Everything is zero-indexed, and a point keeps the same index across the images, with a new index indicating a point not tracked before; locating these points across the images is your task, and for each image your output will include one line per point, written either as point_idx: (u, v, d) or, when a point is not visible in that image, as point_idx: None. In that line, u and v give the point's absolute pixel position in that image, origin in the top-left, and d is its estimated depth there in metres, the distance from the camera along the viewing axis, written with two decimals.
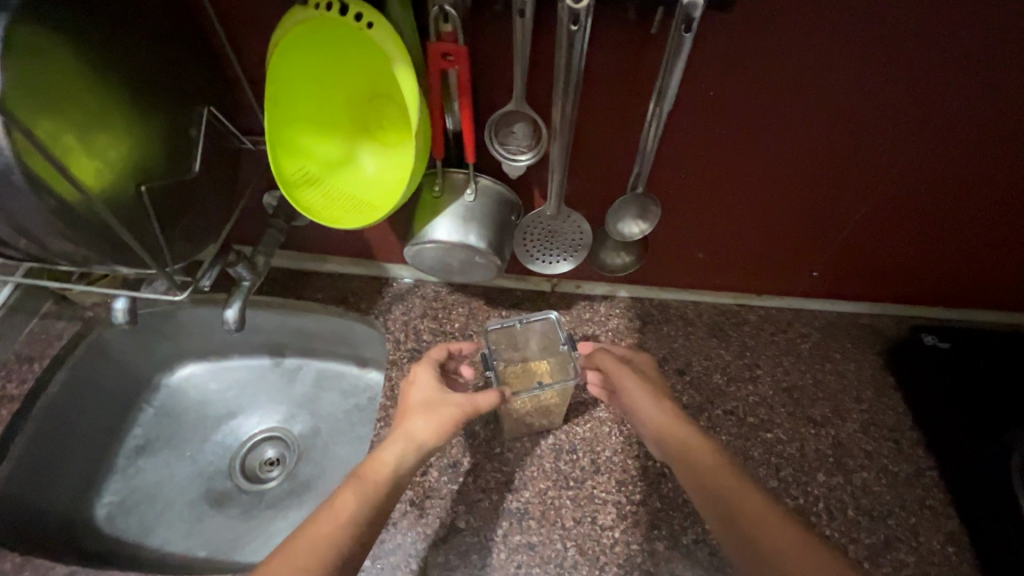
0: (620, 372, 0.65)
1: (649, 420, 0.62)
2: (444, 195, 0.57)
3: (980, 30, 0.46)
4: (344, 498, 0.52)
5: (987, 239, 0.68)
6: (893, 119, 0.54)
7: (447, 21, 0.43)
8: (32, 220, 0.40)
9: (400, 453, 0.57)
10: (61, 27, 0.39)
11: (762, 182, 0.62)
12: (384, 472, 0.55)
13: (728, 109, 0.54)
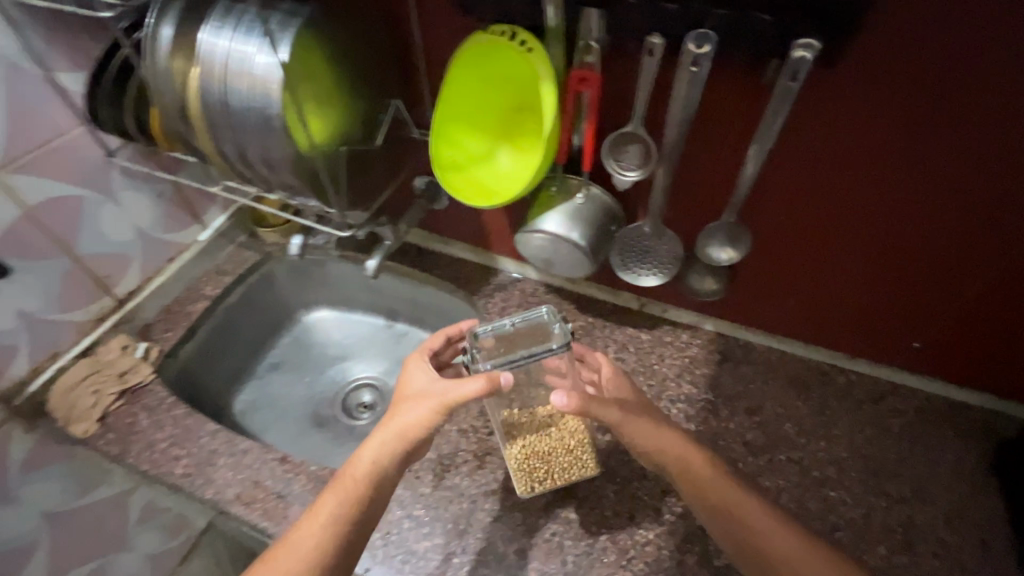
0: (608, 411, 0.60)
1: (647, 446, 0.61)
2: (559, 194, 0.68)
3: None
4: (324, 501, 0.58)
5: None
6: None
7: (590, 54, 0.54)
8: (276, 158, 0.57)
9: (381, 455, 0.60)
10: (327, 30, 0.56)
11: (880, 235, 0.62)
12: (363, 469, 0.59)
13: (862, 150, 0.56)
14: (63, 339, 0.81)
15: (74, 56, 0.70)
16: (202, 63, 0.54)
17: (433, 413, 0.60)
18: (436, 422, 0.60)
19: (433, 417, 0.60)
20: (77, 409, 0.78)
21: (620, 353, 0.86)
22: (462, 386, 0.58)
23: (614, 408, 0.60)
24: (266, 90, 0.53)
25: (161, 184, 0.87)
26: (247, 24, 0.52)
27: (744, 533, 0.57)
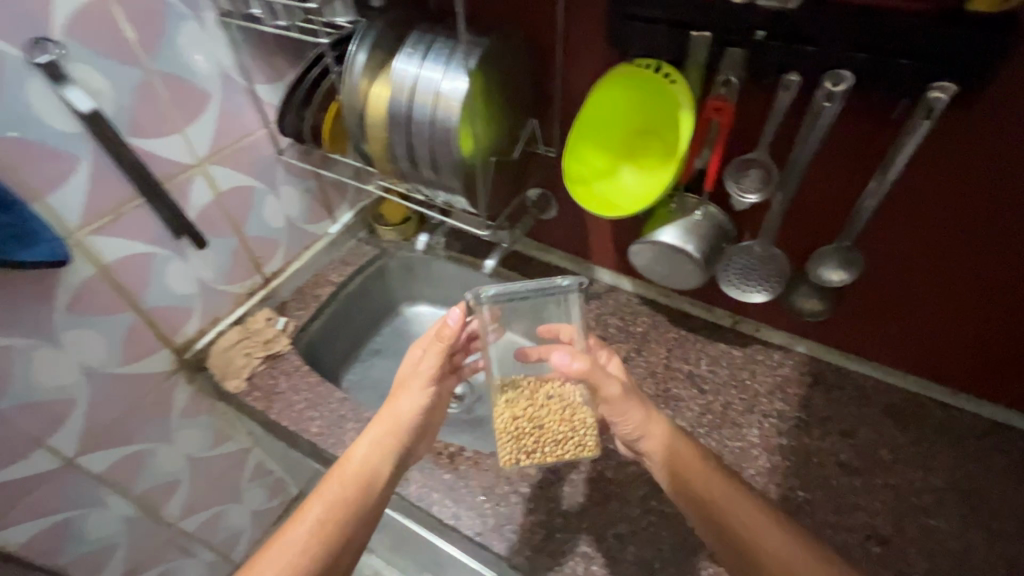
0: (608, 381, 0.63)
1: (639, 433, 0.64)
2: (677, 210, 0.74)
3: None
4: (311, 505, 0.64)
5: None
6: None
7: (726, 87, 0.61)
8: (444, 162, 0.67)
9: (375, 448, 0.69)
10: (499, 58, 0.67)
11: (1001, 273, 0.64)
12: (354, 466, 0.67)
13: (998, 189, 0.58)
14: (223, 308, 0.92)
15: (268, 71, 0.83)
16: (396, 83, 0.65)
17: (420, 397, 0.72)
18: (421, 397, 0.72)
19: (420, 396, 0.72)
20: (232, 366, 0.90)
21: (712, 366, 0.89)
22: (437, 359, 0.72)
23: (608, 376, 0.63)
24: (449, 104, 0.63)
25: (310, 181, 1.00)
26: (436, 53, 0.64)
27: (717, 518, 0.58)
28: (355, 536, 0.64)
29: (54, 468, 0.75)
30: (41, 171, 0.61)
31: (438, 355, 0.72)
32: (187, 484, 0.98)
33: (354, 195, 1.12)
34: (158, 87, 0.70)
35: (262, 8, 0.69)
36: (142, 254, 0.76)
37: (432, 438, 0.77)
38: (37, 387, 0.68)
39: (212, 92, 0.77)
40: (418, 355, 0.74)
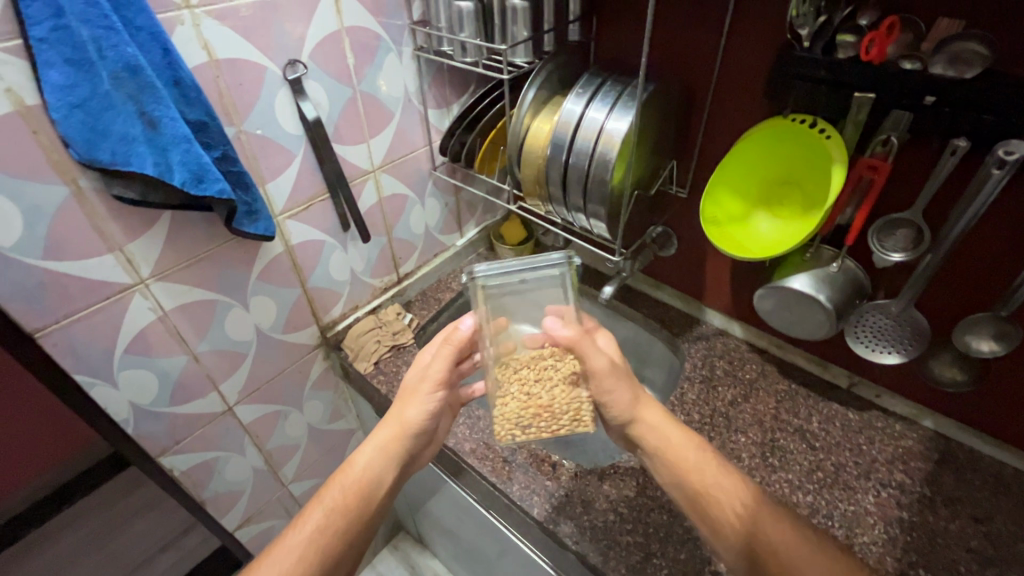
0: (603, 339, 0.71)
1: (624, 404, 0.67)
2: (812, 260, 0.75)
3: None
4: (312, 509, 0.67)
5: None
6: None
7: (885, 146, 0.63)
8: (594, 189, 0.73)
9: (376, 455, 0.71)
10: (656, 102, 0.73)
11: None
12: (355, 473, 0.69)
13: None
14: (362, 297, 1.04)
15: (440, 99, 0.96)
16: (563, 118, 0.74)
17: (425, 403, 0.73)
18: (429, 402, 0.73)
19: (428, 401, 0.73)
20: (364, 350, 1.00)
21: (824, 425, 0.87)
22: (444, 362, 0.73)
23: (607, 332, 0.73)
24: (610, 139, 0.70)
25: (450, 196, 1.11)
26: (604, 95, 0.72)
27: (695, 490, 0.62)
28: (353, 542, 0.67)
29: (217, 412, 0.87)
30: (269, 163, 0.75)
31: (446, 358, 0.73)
32: (304, 451, 1.09)
33: (482, 213, 1.22)
34: (359, 104, 0.84)
35: (455, 46, 0.81)
36: (317, 240, 0.88)
37: (436, 440, 0.79)
38: (225, 339, 0.82)
39: (395, 112, 0.90)
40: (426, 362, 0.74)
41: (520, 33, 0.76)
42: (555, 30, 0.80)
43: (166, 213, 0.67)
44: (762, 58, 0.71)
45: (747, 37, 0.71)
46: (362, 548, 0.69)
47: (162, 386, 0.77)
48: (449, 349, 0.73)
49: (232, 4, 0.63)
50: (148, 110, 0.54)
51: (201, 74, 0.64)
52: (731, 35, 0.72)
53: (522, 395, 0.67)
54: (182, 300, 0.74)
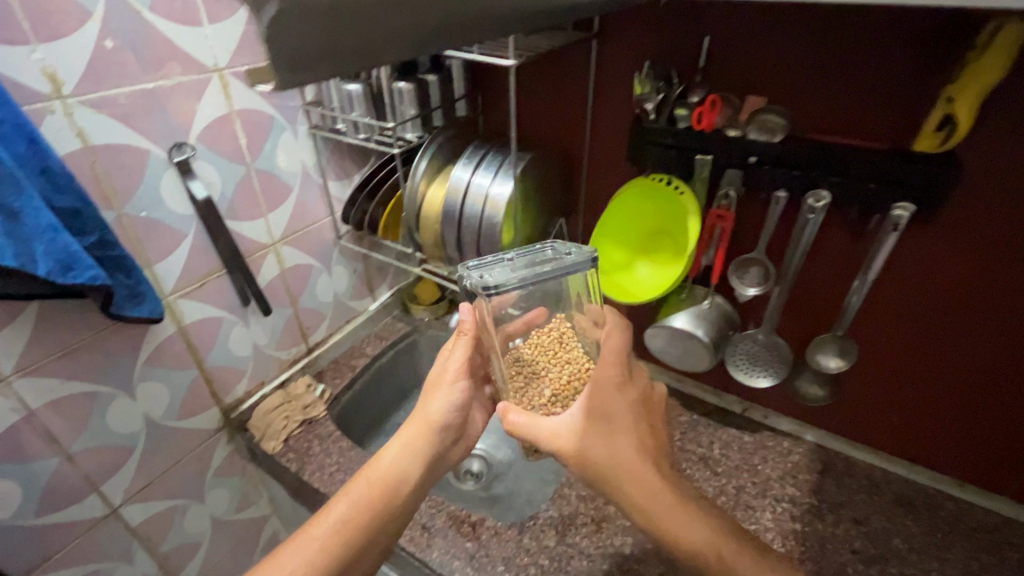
0: (605, 371, 0.61)
1: (599, 463, 0.57)
2: (688, 300, 0.84)
3: None
4: (339, 501, 0.64)
5: None
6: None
7: (727, 199, 0.74)
8: (488, 249, 0.79)
9: (401, 453, 0.67)
10: (537, 170, 0.81)
11: (1008, 330, 0.66)
12: (380, 468, 0.66)
13: (956, 294, 0.67)
14: (269, 373, 1.01)
15: (339, 171, 1.00)
16: (452, 185, 0.79)
17: (448, 397, 0.71)
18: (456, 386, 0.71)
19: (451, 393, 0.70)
20: (272, 428, 0.95)
21: (724, 450, 0.93)
22: (464, 352, 0.72)
23: (622, 365, 0.62)
24: (496, 204, 0.76)
25: (358, 262, 1.12)
26: (488, 164, 0.79)
27: (675, 546, 0.55)
28: (378, 535, 0.63)
29: (100, 516, 0.79)
30: (156, 244, 0.74)
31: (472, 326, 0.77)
32: (208, 548, 0.99)
33: (394, 277, 1.24)
34: (254, 181, 0.85)
35: (347, 124, 0.85)
36: (214, 317, 0.86)
37: (468, 442, 0.75)
38: (105, 434, 0.75)
39: (294, 186, 0.92)
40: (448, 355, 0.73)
41: (408, 111, 0.82)
42: (442, 108, 0.87)
43: (32, 304, 0.63)
44: (621, 128, 0.81)
45: (607, 111, 0.81)
46: (381, 554, 0.64)
47: (28, 494, 0.70)
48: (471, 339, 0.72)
49: (110, 93, 0.64)
50: (7, 202, 0.52)
51: (75, 162, 0.63)
52: (595, 109, 0.82)
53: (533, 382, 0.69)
54: (53, 396, 0.68)
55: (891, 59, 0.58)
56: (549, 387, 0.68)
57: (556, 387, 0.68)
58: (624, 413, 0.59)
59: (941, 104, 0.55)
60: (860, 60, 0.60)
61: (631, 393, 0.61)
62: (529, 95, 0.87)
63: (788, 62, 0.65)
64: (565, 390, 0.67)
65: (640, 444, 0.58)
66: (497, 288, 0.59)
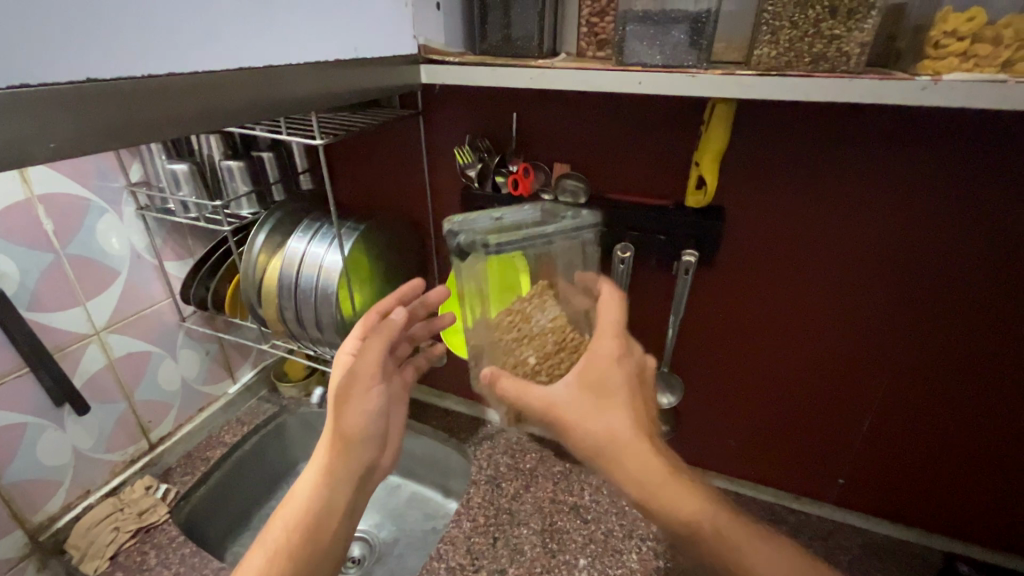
0: (602, 342, 0.57)
1: (592, 438, 0.52)
2: None
3: (866, 294, 0.68)
4: (253, 555, 0.58)
5: (1001, 463, 0.72)
6: (914, 322, 0.67)
7: None
8: (328, 320, 0.78)
9: (319, 481, 0.64)
10: (376, 241, 0.83)
11: (799, 342, 0.75)
12: (297, 506, 0.62)
13: (744, 320, 0.76)
14: (97, 479, 0.89)
15: (179, 252, 0.95)
16: (287, 258, 0.78)
17: (364, 404, 0.69)
18: (371, 392, 0.69)
19: (366, 402, 0.68)
20: (96, 545, 0.84)
21: (594, 496, 0.95)
22: (376, 353, 0.68)
23: (617, 337, 0.57)
24: (330, 273, 0.76)
25: (212, 344, 1.05)
26: (321, 235, 0.79)
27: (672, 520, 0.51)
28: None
29: None
30: None
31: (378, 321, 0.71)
32: None
33: (258, 355, 1.18)
34: (67, 268, 0.79)
35: (177, 204, 0.83)
36: (16, 424, 0.76)
37: (393, 446, 0.73)
38: None
39: (122, 270, 0.87)
40: (354, 359, 0.67)
41: (241, 188, 0.82)
42: (281, 184, 0.88)
43: None
44: (456, 196, 0.86)
45: (441, 181, 0.86)
46: None
47: None
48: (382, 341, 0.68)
49: None
50: None
51: None
52: (430, 180, 0.87)
53: (520, 350, 0.61)
54: None
55: (655, 129, 0.68)
56: (534, 355, 0.60)
57: (542, 355, 0.60)
58: (622, 385, 0.54)
59: (692, 168, 0.65)
60: (632, 130, 0.70)
61: (629, 365, 0.56)
62: (369, 166, 0.90)
63: (579, 135, 0.73)
64: (552, 358, 0.60)
65: (638, 417, 0.53)
66: (496, 246, 0.55)
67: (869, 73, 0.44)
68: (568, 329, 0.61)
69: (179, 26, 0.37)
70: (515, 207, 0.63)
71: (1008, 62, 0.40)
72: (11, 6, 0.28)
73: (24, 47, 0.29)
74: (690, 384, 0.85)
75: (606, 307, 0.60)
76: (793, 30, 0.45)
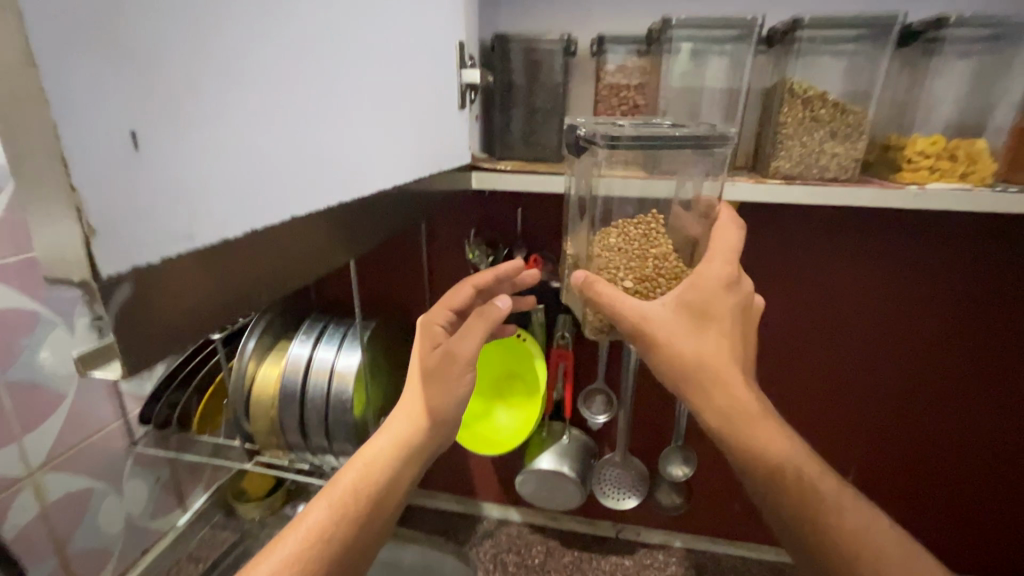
0: (713, 266, 0.52)
1: (683, 358, 0.51)
2: (547, 437, 0.87)
3: (844, 355, 0.75)
4: (313, 511, 0.49)
5: (995, 490, 0.77)
6: (984, 344, 0.71)
7: (564, 338, 0.81)
8: (340, 428, 0.71)
9: (393, 452, 0.54)
10: (382, 338, 0.80)
11: (874, 376, 0.75)
12: (365, 472, 0.52)
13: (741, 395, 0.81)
14: None
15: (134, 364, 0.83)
16: (291, 362, 0.72)
17: (456, 388, 0.57)
18: (466, 374, 0.57)
19: (459, 385, 0.57)
20: None
21: None
22: (477, 339, 0.57)
23: (736, 265, 0.52)
24: (343, 376, 0.71)
25: (163, 467, 0.90)
26: (330, 336, 0.75)
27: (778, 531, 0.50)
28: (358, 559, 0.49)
29: None
30: None
31: (475, 295, 0.64)
32: None
33: (212, 473, 1.02)
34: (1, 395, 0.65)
35: None
36: None
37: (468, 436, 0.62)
38: None
39: (67, 391, 0.73)
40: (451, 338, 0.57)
41: None
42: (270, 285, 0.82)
43: None
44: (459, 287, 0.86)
45: (444, 272, 0.86)
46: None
47: None
48: (482, 324, 0.57)
49: None
50: None
51: None
52: (432, 272, 0.86)
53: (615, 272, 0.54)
54: None
55: None
56: (630, 279, 0.53)
57: (639, 278, 0.53)
58: (727, 312, 0.52)
59: None
60: None
61: (738, 294, 0.53)
62: (366, 261, 0.88)
63: None
64: (651, 282, 0.53)
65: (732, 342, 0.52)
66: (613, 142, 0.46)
67: (865, 182, 0.54)
68: (668, 251, 0.54)
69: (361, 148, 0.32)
70: (647, 121, 0.55)
71: (965, 175, 0.52)
72: (288, 143, 0.24)
73: (290, 185, 0.25)
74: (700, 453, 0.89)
75: (723, 231, 0.53)
76: (803, 148, 0.53)
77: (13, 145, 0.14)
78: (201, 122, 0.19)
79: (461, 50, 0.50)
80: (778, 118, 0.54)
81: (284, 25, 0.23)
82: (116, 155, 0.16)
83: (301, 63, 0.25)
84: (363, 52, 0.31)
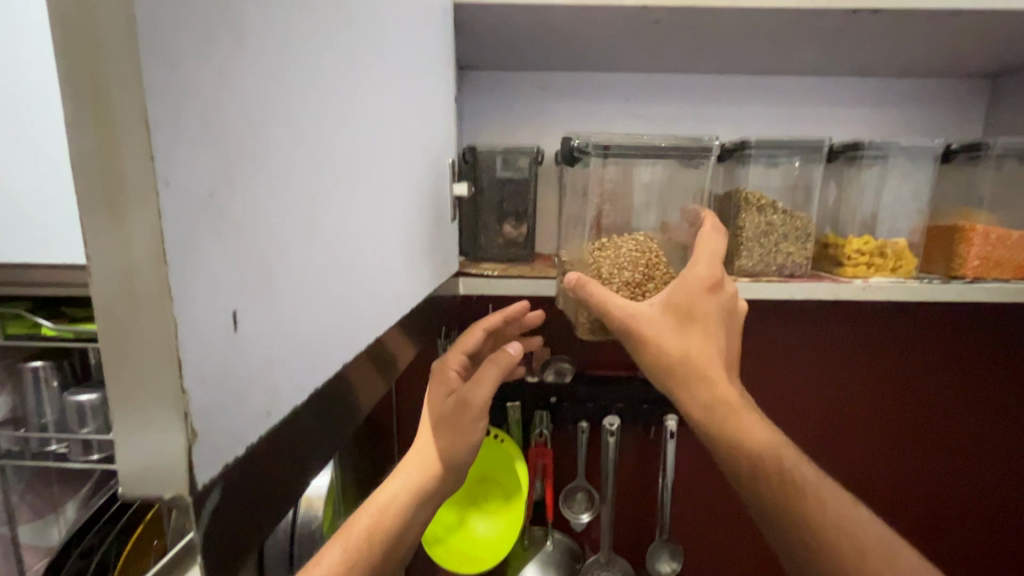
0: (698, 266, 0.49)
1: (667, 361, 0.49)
2: (530, 546, 0.82)
3: (817, 420, 0.80)
4: (330, 554, 0.41)
5: (960, 539, 0.83)
6: (929, 401, 0.80)
7: (542, 435, 0.78)
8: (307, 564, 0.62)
9: (416, 496, 0.47)
10: (357, 449, 0.73)
11: (892, 411, 0.80)
12: (386, 515, 0.45)
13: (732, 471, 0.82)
14: None
15: None
16: None
17: (472, 436, 0.50)
18: (481, 424, 0.50)
19: (476, 433, 0.50)
20: None
21: None
22: (492, 387, 0.49)
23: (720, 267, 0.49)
24: (312, 500, 0.63)
25: None
26: None
27: None
28: None
29: None
30: None
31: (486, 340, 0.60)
32: None
33: None
34: None
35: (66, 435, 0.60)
36: None
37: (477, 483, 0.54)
38: None
39: None
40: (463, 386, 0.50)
41: None
42: None
43: None
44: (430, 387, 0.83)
45: (414, 373, 0.83)
46: None
47: None
48: (494, 371, 0.50)
49: None
50: None
51: None
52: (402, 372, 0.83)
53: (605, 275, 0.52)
54: None
55: None
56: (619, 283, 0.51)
57: (628, 283, 0.52)
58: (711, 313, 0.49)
59: None
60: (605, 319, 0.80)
61: (723, 294, 0.50)
62: None
63: (557, 323, 0.81)
64: (641, 287, 0.51)
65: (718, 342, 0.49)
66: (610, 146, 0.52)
67: (817, 277, 0.60)
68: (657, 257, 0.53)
69: (391, 274, 0.31)
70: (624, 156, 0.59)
71: (895, 269, 0.60)
72: (342, 281, 0.23)
73: (339, 326, 0.23)
74: (686, 544, 0.86)
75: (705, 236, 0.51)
76: (762, 248, 0.59)
77: (116, 339, 0.13)
78: (285, 270, 0.18)
79: (452, 167, 0.52)
80: (737, 221, 0.60)
81: (331, 134, 0.22)
82: (216, 337, 0.14)
83: (342, 171, 0.23)
84: (385, 144, 0.29)
